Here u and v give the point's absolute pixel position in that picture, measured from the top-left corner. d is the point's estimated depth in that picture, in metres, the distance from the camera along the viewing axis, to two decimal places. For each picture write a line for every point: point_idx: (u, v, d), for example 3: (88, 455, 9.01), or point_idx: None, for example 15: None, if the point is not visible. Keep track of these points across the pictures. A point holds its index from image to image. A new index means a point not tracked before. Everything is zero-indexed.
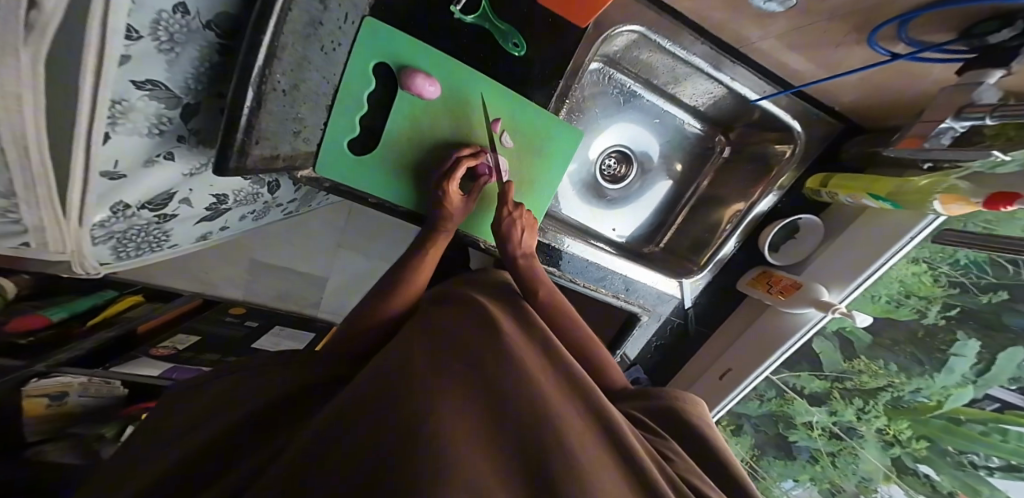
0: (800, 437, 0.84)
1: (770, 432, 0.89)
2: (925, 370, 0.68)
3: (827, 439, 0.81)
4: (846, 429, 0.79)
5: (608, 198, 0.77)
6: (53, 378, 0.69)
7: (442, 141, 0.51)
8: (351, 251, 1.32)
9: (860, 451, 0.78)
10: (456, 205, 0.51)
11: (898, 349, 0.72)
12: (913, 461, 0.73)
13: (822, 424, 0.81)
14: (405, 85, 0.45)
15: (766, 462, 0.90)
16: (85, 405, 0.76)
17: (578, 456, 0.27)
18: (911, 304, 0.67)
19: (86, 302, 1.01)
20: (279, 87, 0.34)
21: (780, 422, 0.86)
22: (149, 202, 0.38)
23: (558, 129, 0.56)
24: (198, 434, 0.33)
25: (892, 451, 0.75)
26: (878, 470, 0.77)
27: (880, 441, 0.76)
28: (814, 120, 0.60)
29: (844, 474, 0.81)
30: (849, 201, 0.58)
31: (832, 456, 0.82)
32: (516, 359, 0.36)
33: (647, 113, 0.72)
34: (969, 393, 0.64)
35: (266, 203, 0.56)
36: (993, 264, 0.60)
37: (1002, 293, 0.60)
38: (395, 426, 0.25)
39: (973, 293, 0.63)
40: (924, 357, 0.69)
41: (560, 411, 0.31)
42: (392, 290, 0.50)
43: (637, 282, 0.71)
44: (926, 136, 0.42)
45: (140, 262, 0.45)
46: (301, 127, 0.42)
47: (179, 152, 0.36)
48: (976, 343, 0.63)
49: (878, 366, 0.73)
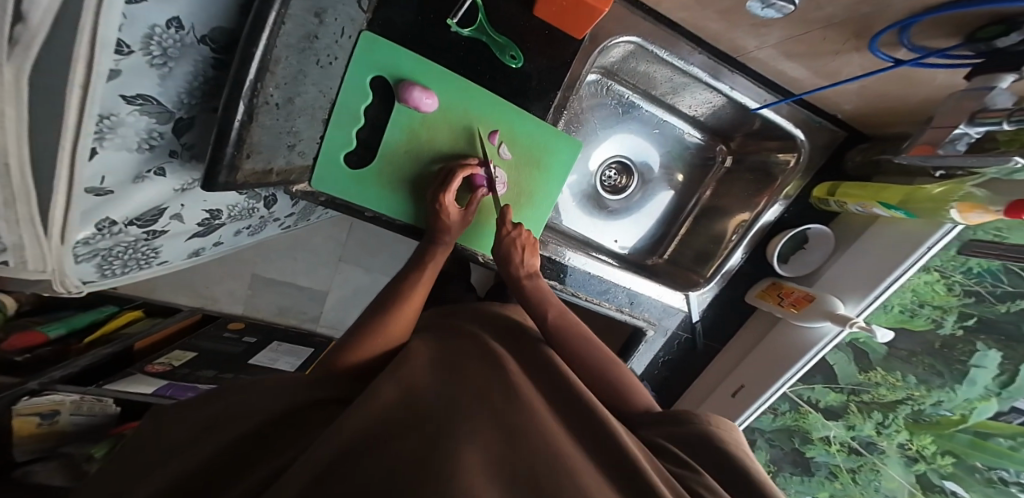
0: (818, 452, 0.80)
1: (785, 450, 0.83)
2: (945, 382, 0.65)
3: (846, 455, 0.77)
4: (866, 445, 0.76)
5: (609, 210, 0.76)
6: (45, 397, 0.69)
7: (441, 155, 0.51)
8: (351, 264, 1.32)
9: (883, 468, 0.74)
10: (454, 218, 0.50)
11: (915, 360, 0.68)
12: (939, 478, 0.70)
13: (841, 440, 0.77)
14: (401, 98, 0.45)
15: (784, 478, 0.84)
16: (78, 425, 0.74)
17: (592, 489, 0.25)
18: (926, 313, 0.65)
19: (87, 316, 1.00)
20: (272, 101, 0.33)
21: (795, 436, 0.81)
22: (138, 218, 0.37)
23: (559, 140, 0.55)
24: (179, 457, 0.30)
25: (916, 467, 0.71)
26: (902, 488, 0.72)
27: (902, 456, 0.72)
28: (816, 128, 0.59)
29: (865, 491, 0.77)
30: (859, 210, 0.56)
31: (852, 473, 0.77)
32: (523, 396, 0.35)
33: (645, 124, 0.71)
34: (993, 407, 0.62)
35: (262, 218, 0.55)
36: (1010, 273, 0.59)
37: (1020, 303, 0.59)
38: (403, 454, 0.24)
39: (990, 302, 0.61)
40: (944, 369, 0.66)
41: (569, 446, 0.30)
42: (389, 306, 0.49)
43: (642, 296, 0.69)
44: (939, 143, 0.41)
45: (129, 279, 0.44)
46: (296, 141, 0.41)
47: (171, 167, 0.36)
48: (997, 354, 0.61)
49: (896, 378, 0.69)
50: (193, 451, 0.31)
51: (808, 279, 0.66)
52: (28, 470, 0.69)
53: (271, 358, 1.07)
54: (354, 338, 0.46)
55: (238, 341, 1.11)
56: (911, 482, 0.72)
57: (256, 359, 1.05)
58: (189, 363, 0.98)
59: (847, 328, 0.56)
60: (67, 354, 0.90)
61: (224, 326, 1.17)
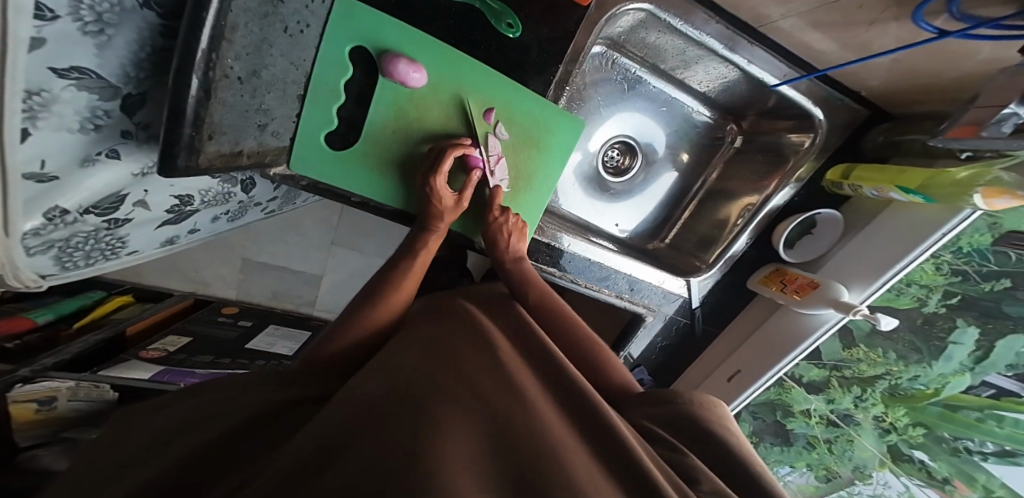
0: (798, 424, 0.80)
1: (767, 420, 0.82)
2: (923, 359, 0.65)
3: (825, 426, 0.78)
4: (843, 416, 0.76)
5: (611, 192, 0.72)
6: (41, 383, 0.67)
7: (430, 134, 0.47)
8: (345, 247, 1.29)
9: (858, 439, 0.75)
10: (446, 203, 0.47)
11: (895, 337, 0.67)
12: (908, 448, 0.71)
13: (820, 413, 0.78)
14: (385, 72, 0.40)
15: (766, 448, 0.85)
16: (79, 410, 0.72)
17: (582, 474, 0.23)
18: (912, 292, 0.62)
19: (73, 302, 0.97)
20: (232, 73, 0.29)
21: (777, 409, 0.80)
22: (94, 206, 0.33)
23: (558, 118, 0.51)
24: (147, 465, 0.27)
25: (888, 438, 0.73)
26: (873, 457, 0.75)
27: (877, 427, 0.73)
28: (835, 106, 0.55)
29: (840, 460, 0.78)
30: (873, 194, 0.53)
31: (829, 443, 0.79)
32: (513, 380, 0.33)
33: (652, 101, 0.67)
34: (966, 381, 0.62)
35: (241, 203, 0.51)
36: (998, 253, 0.56)
37: (1004, 281, 0.57)
38: (383, 446, 0.22)
39: (975, 281, 0.59)
40: (922, 345, 0.65)
41: (560, 432, 0.28)
42: (379, 297, 0.46)
43: (642, 281, 0.67)
44: (985, 123, 0.37)
45: (96, 270, 0.41)
46: (268, 120, 0.37)
47: (126, 150, 0.32)
48: (975, 331, 0.60)
49: (878, 354, 0.68)
50: (162, 455, 0.27)
51: (815, 265, 0.63)
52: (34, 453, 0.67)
53: (267, 342, 1.06)
54: (336, 334, 0.43)
55: (233, 325, 1.10)
56: (882, 451, 0.74)
57: (254, 343, 1.04)
58: (184, 348, 0.96)
59: (849, 316, 0.54)
60: (59, 339, 0.89)
61: (217, 311, 1.14)
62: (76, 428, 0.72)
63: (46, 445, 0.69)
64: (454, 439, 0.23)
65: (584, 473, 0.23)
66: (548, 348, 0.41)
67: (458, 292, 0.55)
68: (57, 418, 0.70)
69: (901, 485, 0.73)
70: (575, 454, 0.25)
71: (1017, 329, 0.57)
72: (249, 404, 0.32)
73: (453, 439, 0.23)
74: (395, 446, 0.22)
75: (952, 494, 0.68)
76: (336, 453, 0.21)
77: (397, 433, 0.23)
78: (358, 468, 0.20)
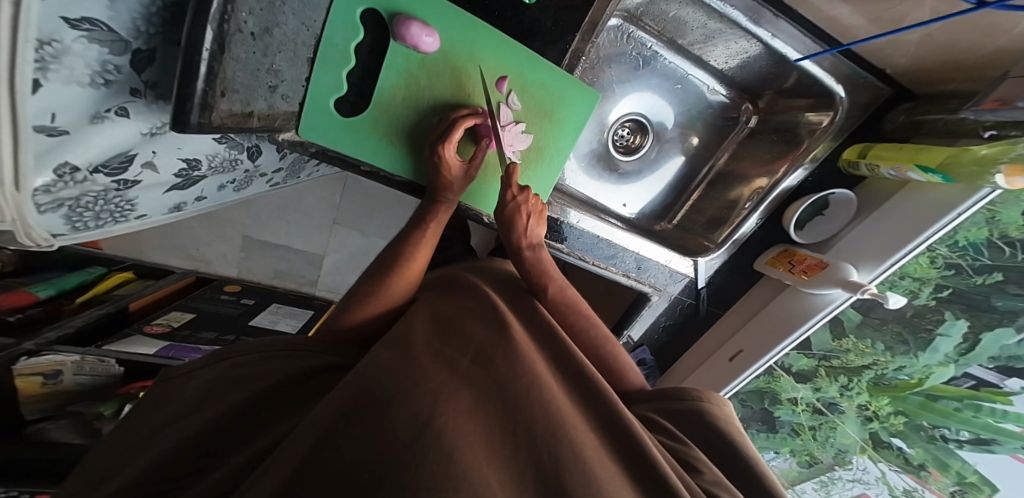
0: (784, 412, 0.83)
1: (756, 408, 0.85)
2: (909, 350, 0.66)
3: (811, 414, 0.80)
4: (829, 405, 0.77)
5: (620, 172, 0.71)
6: (43, 357, 0.66)
7: (441, 103, 0.46)
8: (348, 227, 1.28)
9: (841, 426, 0.77)
10: (454, 174, 0.46)
11: (884, 328, 0.67)
12: (888, 435, 0.72)
13: (806, 401, 0.79)
14: (398, 36, 0.39)
15: (751, 435, 0.90)
16: (83, 384, 0.74)
17: (588, 463, 0.25)
18: (906, 285, 0.63)
19: (74, 279, 0.97)
20: (246, 29, 0.28)
21: (766, 398, 0.83)
22: (104, 164, 0.33)
23: (572, 90, 0.50)
24: (169, 435, 0.28)
25: (869, 426, 0.74)
26: (855, 444, 0.76)
27: (859, 416, 0.74)
28: (859, 85, 0.54)
29: (823, 447, 0.81)
30: (890, 174, 0.52)
31: (813, 430, 0.81)
32: (522, 357, 0.33)
33: (667, 79, 0.65)
34: (949, 372, 0.62)
35: (247, 172, 0.51)
36: (992, 247, 0.56)
37: (996, 275, 0.57)
38: (397, 432, 0.22)
39: (967, 275, 0.59)
40: (909, 337, 0.66)
41: (569, 416, 0.29)
42: (391, 268, 0.45)
43: (649, 260, 0.68)
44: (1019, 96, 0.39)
45: (103, 234, 0.40)
46: (278, 82, 0.36)
47: (134, 108, 0.32)
48: (964, 324, 0.60)
49: (866, 345, 0.69)
50: (189, 423, 0.29)
51: (822, 247, 0.63)
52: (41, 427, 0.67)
53: (272, 319, 1.07)
54: (347, 305, 0.43)
55: (236, 303, 1.10)
56: (863, 438, 0.75)
57: (256, 321, 1.05)
58: (189, 324, 0.97)
59: (858, 295, 0.54)
60: (62, 313, 0.88)
61: (220, 289, 1.14)
62: (79, 403, 0.74)
63: (53, 418, 0.69)
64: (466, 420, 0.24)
65: (586, 456, 0.25)
66: (554, 331, 0.41)
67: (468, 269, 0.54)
68: (63, 391, 0.71)
69: (878, 470, 0.75)
70: (580, 440, 0.27)
71: (1004, 322, 0.57)
72: (269, 373, 0.33)
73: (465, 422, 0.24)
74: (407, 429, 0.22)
75: (927, 480, 0.69)
76: (354, 437, 0.22)
77: (407, 411, 0.24)
78: (371, 459, 0.20)
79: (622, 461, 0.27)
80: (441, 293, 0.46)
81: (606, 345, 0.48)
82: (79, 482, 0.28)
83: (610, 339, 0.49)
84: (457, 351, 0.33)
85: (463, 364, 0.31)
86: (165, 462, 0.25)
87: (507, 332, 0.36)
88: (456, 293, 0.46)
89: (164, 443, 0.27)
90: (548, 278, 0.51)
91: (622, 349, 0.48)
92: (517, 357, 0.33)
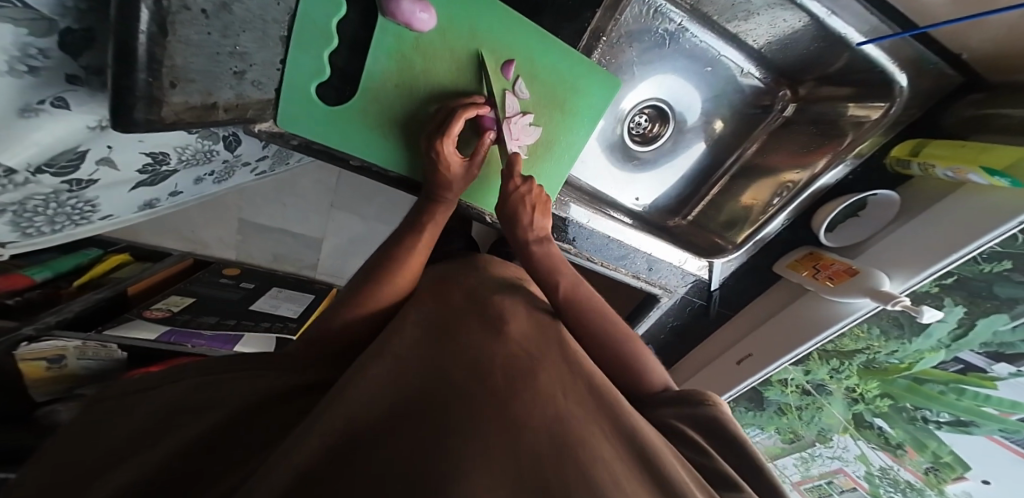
0: (773, 393, 0.78)
1: (744, 389, 0.79)
2: (903, 335, 0.61)
3: (798, 395, 0.77)
4: (817, 386, 0.75)
5: (636, 161, 0.65)
6: (47, 342, 0.65)
7: (441, 90, 0.40)
8: (347, 211, 1.24)
9: (826, 406, 0.76)
10: (455, 171, 0.41)
11: (881, 315, 0.61)
12: (871, 416, 0.73)
13: (796, 382, 0.75)
14: (387, 11, 0.33)
15: (739, 413, 0.88)
16: (89, 367, 0.71)
17: (618, 481, 0.21)
18: None
19: (69, 261, 0.94)
20: (196, 5, 0.23)
21: (755, 380, 0.76)
22: (48, 163, 0.29)
23: (590, 76, 0.45)
24: None
25: (854, 407, 0.74)
26: (838, 423, 0.77)
27: (846, 397, 0.73)
28: (924, 72, 0.47)
29: (807, 425, 0.81)
30: (947, 175, 0.45)
31: (799, 410, 0.80)
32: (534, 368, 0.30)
33: (695, 60, 0.58)
34: (938, 357, 0.61)
35: (226, 162, 0.46)
36: (1008, 235, 0.48)
37: (1006, 264, 0.50)
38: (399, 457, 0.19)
39: (975, 262, 0.52)
40: (905, 323, 0.60)
41: (594, 433, 0.25)
42: (380, 272, 0.41)
43: (661, 262, 0.63)
44: None
45: (66, 234, 0.37)
46: (246, 66, 0.30)
47: (75, 98, 0.27)
48: (961, 310, 0.56)
49: (860, 330, 0.63)
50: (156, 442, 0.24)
51: (852, 251, 0.58)
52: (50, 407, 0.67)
53: (272, 304, 1.05)
54: (336, 310, 0.39)
55: (235, 287, 1.08)
56: (846, 418, 0.75)
57: (257, 305, 1.03)
58: (189, 309, 0.94)
59: (888, 307, 0.49)
60: (60, 297, 0.85)
61: (218, 272, 1.12)
62: (88, 386, 0.73)
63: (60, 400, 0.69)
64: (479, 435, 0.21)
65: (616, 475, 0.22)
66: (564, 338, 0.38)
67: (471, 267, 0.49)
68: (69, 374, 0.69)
69: (858, 448, 0.77)
70: (607, 459, 0.23)
71: (1001, 309, 0.53)
72: (249, 393, 0.30)
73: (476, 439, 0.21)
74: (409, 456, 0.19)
75: (903, 458, 0.71)
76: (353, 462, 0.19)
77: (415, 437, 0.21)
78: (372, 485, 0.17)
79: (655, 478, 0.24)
80: (440, 293, 0.42)
81: (625, 345, 0.43)
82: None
83: (627, 338, 0.45)
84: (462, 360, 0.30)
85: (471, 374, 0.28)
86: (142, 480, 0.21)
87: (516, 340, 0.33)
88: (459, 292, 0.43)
89: (135, 461, 0.23)
90: (557, 274, 0.46)
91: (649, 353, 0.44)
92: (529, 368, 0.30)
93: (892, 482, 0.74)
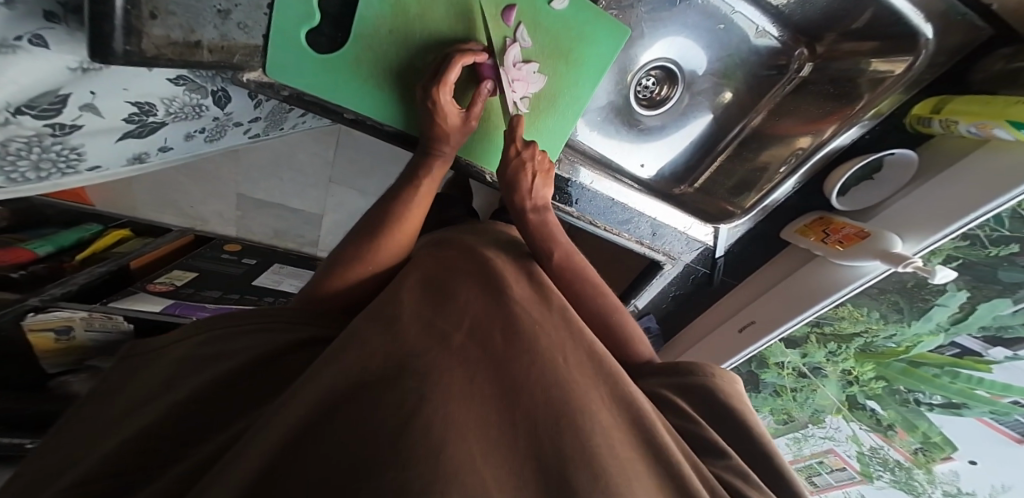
0: (769, 375, 0.79)
1: (742, 371, 0.80)
2: (902, 318, 0.62)
3: (795, 377, 0.77)
4: (813, 369, 0.75)
5: (639, 127, 0.62)
6: (53, 313, 0.63)
7: (436, 37, 0.38)
8: (345, 186, 1.22)
9: (821, 388, 0.76)
10: (451, 123, 0.39)
11: (882, 298, 0.61)
12: (864, 398, 0.72)
13: (792, 365, 0.76)
14: None
15: None
16: (98, 340, 0.69)
17: (598, 448, 0.21)
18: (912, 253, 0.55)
19: (70, 235, 0.93)
20: None
21: (753, 361, 0.77)
22: (29, 103, 0.27)
23: (596, 25, 0.43)
24: (123, 427, 0.25)
25: (849, 389, 0.73)
26: (831, 405, 0.76)
27: (841, 380, 0.73)
28: (953, 24, 0.44)
29: (800, 406, 0.80)
30: (970, 132, 0.43)
31: (794, 391, 0.79)
32: (530, 333, 0.28)
33: (708, 18, 0.55)
34: (936, 341, 0.61)
35: (217, 120, 0.44)
36: (1014, 217, 0.48)
37: (1014, 247, 0.50)
38: (368, 429, 0.19)
39: (982, 246, 0.52)
40: (905, 306, 0.61)
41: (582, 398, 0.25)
42: (376, 228, 0.39)
43: (665, 227, 0.62)
44: None
45: (48, 183, 0.36)
46: (230, 6, 0.29)
47: (54, 36, 0.25)
48: (964, 295, 0.56)
49: (861, 313, 0.64)
50: (146, 413, 0.25)
51: (863, 215, 0.56)
52: (65, 379, 0.68)
53: (274, 280, 1.05)
54: (331, 271, 0.38)
55: (238, 262, 1.08)
56: (840, 400, 0.75)
57: (261, 281, 1.03)
58: (192, 283, 0.94)
59: (898, 269, 0.48)
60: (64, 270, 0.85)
61: (220, 248, 1.11)
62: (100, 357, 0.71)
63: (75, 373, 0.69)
64: (462, 404, 0.21)
65: (596, 444, 0.21)
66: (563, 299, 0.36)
67: (469, 230, 0.48)
68: (79, 348, 0.67)
69: (849, 429, 0.76)
70: (599, 432, 0.22)
71: (1003, 294, 0.53)
72: (242, 349, 0.29)
73: (458, 407, 0.20)
74: (386, 427, 0.19)
75: (892, 438, 0.71)
76: (336, 432, 0.19)
77: (394, 403, 0.20)
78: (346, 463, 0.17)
79: (643, 453, 0.24)
80: (436, 254, 0.41)
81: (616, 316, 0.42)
82: (28, 478, 0.25)
83: (621, 310, 0.43)
84: (451, 318, 0.29)
85: (456, 334, 0.27)
86: (129, 457, 0.22)
87: (506, 298, 0.32)
88: (455, 250, 0.42)
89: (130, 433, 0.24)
90: (552, 242, 0.44)
91: (636, 322, 0.43)
92: (518, 328, 0.28)
93: (881, 461, 0.74)
